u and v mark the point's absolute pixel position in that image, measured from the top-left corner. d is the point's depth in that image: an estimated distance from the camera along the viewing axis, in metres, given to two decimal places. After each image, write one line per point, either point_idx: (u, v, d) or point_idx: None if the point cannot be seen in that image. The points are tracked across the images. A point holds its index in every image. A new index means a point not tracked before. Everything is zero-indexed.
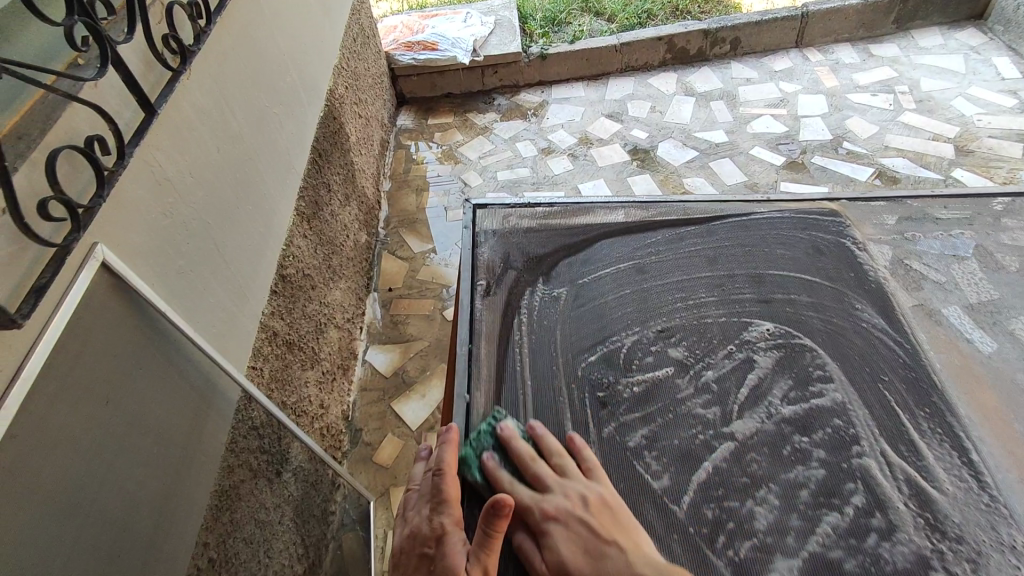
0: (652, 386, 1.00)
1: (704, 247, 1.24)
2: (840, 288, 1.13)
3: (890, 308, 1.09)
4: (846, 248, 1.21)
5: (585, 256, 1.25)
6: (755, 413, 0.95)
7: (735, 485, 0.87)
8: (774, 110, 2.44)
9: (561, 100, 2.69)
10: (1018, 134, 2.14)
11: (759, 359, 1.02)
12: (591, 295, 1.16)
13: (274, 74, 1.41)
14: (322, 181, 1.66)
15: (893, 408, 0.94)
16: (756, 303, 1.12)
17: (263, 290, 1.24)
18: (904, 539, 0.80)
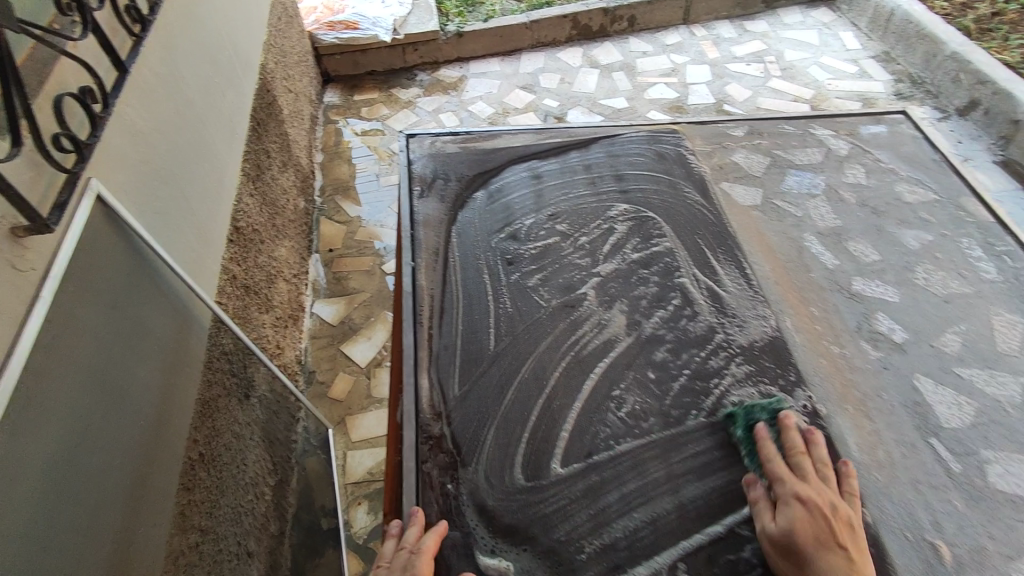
0: (544, 249, 1.35)
1: (581, 159, 1.58)
2: (674, 180, 1.52)
3: (706, 190, 1.51)
4: (683, 155, 1.60)
5: (494, 170, 1.57)
6: (613, 258, 1.32)
7: (601, 298, 1.24)
8: (667, 78, 2.77)
9: (478, 74, 2.91)
10: (858, 95, 2.58)
11: (618, 227, 1.39)
12: (503, 195, 1.49)
13: (214, 47, 1.55)
14: (261, 148, 1.81)
15: (704, 250, 1.34)
16: (617, 193, 1.48)
17: (221, 235, 1.40)
18: (699, 320, 1.19)
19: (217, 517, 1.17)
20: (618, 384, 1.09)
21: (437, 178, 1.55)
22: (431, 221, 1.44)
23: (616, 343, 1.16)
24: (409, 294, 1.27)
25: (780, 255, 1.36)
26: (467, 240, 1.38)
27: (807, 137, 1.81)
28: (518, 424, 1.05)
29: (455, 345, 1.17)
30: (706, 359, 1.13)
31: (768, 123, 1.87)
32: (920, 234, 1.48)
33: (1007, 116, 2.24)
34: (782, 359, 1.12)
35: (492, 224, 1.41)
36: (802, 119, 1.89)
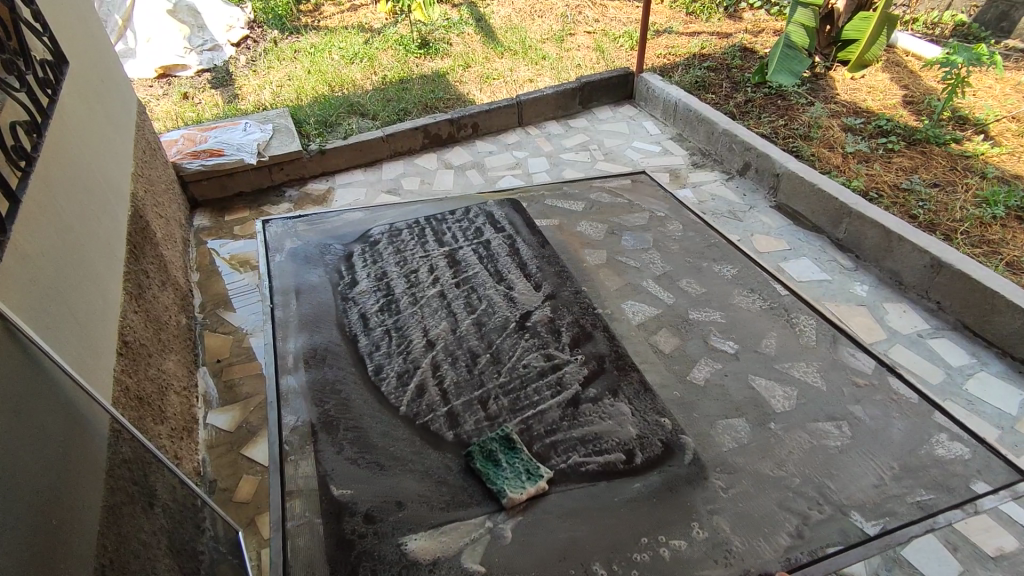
0: (380, 286, 1.66)
1: (411, 222, 1.94)
2: (483, 227, 1.91)
3: (508, 229, 1.90)
4: (490, 210, 2.01)
5: (339, 234, 1.88)
6: (433, 286, 1.65)
7: (425, 316, 1.56)
8: (512, 170, 3.22)
9: (344, 184, 3.17)
10: (665, 168, 3.19)
11: (437, 265, 1.73)
12: (347, 252, 1.81)
13: (87, 180, 1.66)
14: (140, 269, 1.87)
15: (508, 267, 1.73)
16: (439, 241, 1.84)
17: (111, 350, 1.45)
18: (499, 317, 1.55)
19: None
20: (439, 365, 1.42)
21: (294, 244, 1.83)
22: (293, 272, 1.72)
23: (436, 339, 1.49)
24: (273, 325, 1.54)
25: (580, 269, 1.77)
26: (318, 286, 1.67)
27: (626, 203, 2.26)
28: (369, 407, 1.34)
29: (317, 356, 1.45)
30: (505, 341, 1.48)
31: (593, 195, 2.31)
32: (726, 262, 1.92)
33: (771, 171, 2.90)
34: (563, 328, 1.52)
35: (340, 270, 1.73)
36: (618, 190, 2.35)
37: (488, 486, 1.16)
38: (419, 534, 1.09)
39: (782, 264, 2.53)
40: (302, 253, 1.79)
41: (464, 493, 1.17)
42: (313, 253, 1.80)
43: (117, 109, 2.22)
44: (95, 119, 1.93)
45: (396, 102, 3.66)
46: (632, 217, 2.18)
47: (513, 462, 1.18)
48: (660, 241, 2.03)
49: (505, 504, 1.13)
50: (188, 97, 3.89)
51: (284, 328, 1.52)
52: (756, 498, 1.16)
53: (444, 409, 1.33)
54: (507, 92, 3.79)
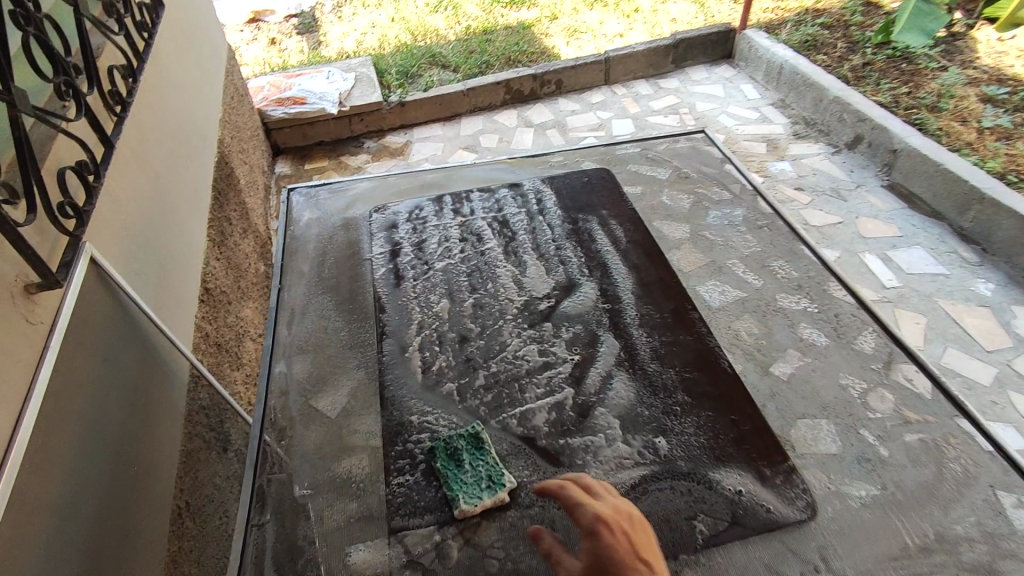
0: (388, 244, 1.46)
1: (448, 175, 1.70)
2: (523, 189, 1.61)
3: (553, 192, 1.59)
4: (539, 172, 1.69)
5: (365, 182, 1.69)
6: (442, 252, 1.43)
7: (424, 285, 1.34)
8: (595, 132, 3.06)
9: (422, 138, 3.12)
10: (762, 137, 2.94)
11: (452, 228, 1.49)
12: (372, 199, 1.63)
13: (177, 124, 1.68)
14: (223, 216, 1.91)
15: (537, 235, 1.46)
16: (470, 201, 1.57)
17: (194, 296, 1.49)
18: (507, 299, 1.30)
19: (203, 566, 1.20)
20: (427, 344, 1.22)
21: (309, 194, 1.66)
22: (309, 229, 1.54)
23: (430, 315, 1.28)
24: (277, 289, 1.38)
25: (638, 240, 1.44)
26: (326, 243, 1.50)
27: (719, 176, 2.08)
28: (352, 388, 1.17)
29: (313, 335, 1.28)
30: (513, 325, 1.25)
31: (684, 165, 2.13)
32: None
33: (887, 146, 2.60)
34: (587, 318, 1.26)
35: (350, 221, 1.55)
36: (712, 159, 2.16)
37: (443, 491, 0.98)
38: (364, 543, 0.95)
39: (889, 253, 2.29)
40: (320, 207, 1.61)
41: (421, 493, 0.99)
42: (331, 206, 1.61)
43: (208, 54, 2.24)
44: (186, 63, 1.94)
45: (479, 54, 3.54)
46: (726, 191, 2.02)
47: (476, 465, 1.00)
48: (757, 218, 1.85)
49: (455, 515, 0.96)
50: (275, 43, 3.92)
51: (290, 315, 1.32)
52: (733, 553, 0.93)
53: (422, 403, 1.12)
54: (594, 46, 3.57)
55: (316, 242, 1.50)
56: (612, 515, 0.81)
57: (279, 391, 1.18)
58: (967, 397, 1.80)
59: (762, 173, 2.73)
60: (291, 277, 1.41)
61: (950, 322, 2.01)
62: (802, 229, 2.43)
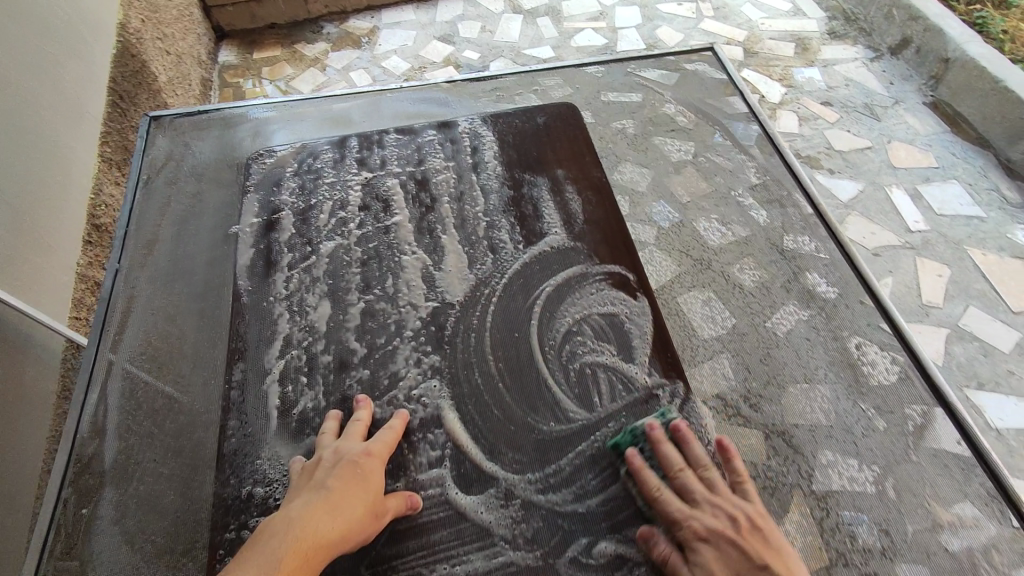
0: (264, 222, 1.21)
1: (362, 117, 1.42)
2: (457, 146, 1.34)
3: (489, 156, 1.32)
4: (476, 122, 1.39)
5: (259, 119, 1.41)
6: (334, 234, 1.19)
7: (306, 284, 1.12)
8: (595, 23, 2.59)
9: (392, 24, 2.66)
10: (791, 35, 2.48)
11: (352, 198, 1.25)
12: (261, 142, 1.36)
13: (40, 9, 1.32)
14: (130, 125, 1.59)
15: (465, 208, 1.23)
16: (383, 162, 1.31)
17: (73, 239, 1.24)
18: (404, 310, 1.09)
19: None
20: (292, 371, 1.02)
21: (179, 122, 1.41)
22: (168, 184, 1.29)
23: (304, 326, 1.07)
24: (111, 273, 1.16)
25: (591, 216, 1.22)
26: (194, 198, 1.26)
27: (731, 91, 1.73)
28: (182, 423, 0.97)
29: (149, 342, 1.06)
30: (411, 346, 1.05)
31: (692, 76, 1.77)
32: None
33: (939, 54, 2.19)
34: (513, 331, 1.07)
35: (236, 160, 1.32)
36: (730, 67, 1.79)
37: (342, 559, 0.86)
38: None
39: (920, 188, 1.97)
40: (190, 148, 1.35)
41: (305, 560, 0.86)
42: (204, 142, 1.36)
43: None
44: None
45: None
46: (737, 111, 1.68)
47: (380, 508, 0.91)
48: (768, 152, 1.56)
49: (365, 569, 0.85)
50: None
51: (122, 318, 1.09)
52: None
53: (275, 469, 0.92)
54: None
55: (175, 210, 1.24)
56: (722, 524, 0.83)
57: (93, 431, 0.97)
58: (985, 365, 1.58)
59: (786, 81, 2.32)
60: (138, 256, 1.18)
61: (978, 276, 1.75)
62: (824, 153, 2.09)
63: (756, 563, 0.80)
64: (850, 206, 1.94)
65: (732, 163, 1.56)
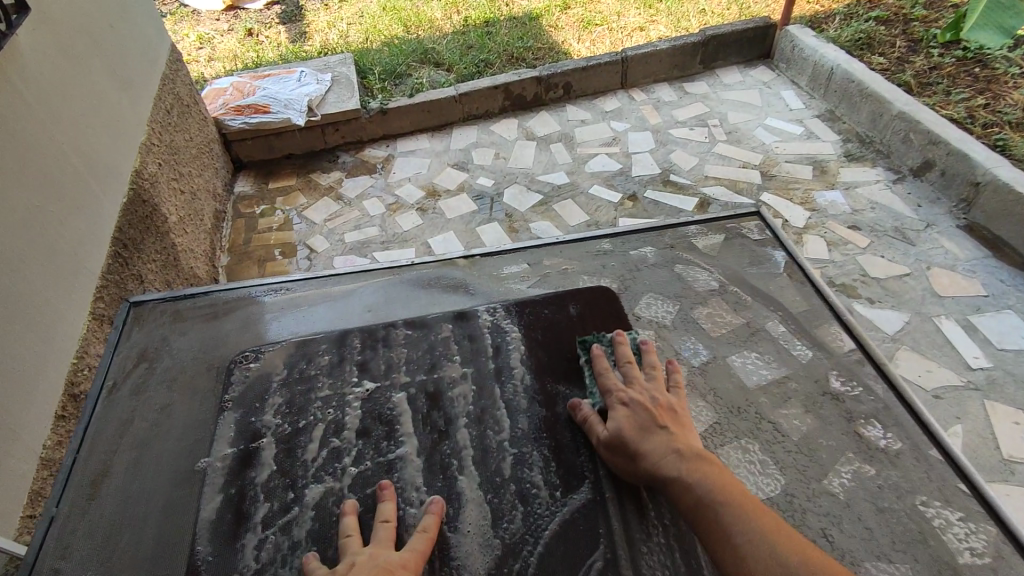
0: (244, 457, 1.03)
1: (365, 308, 1.33)
2: (478, 348, 1.19)
3: (516, 364, 1.17)
4: (497, 319, 1.24)
5: (251, 319, 1.30)
6: (325, 472, 1.00)
7: (282, 544, 0.92)
8: (608, 148, 2.60)
9: (406, 152, 2.68)
10: (808, 158, 2.46)
11: (348, 420, 1.07)
12: (253, 347, 1.22)
13: (47, 169, 1.27)
14: (130, 273, 1.52)
15: (486, 435, 1.05)
16: (390, 374, 1.14)
17: (46, 417, 1.11)
18: None
19: None
20: None
21: (166, 314, 1.34)
22: (133, 395, 1.17)
23: None
24: (44, 523, 0.97)
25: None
26: (160, 424, 1.11)
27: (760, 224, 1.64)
28: None
29: None
30: None
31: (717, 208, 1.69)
32: None
33: (966, 177, 2.12)
34: None
35: (218, 366, 1.21)
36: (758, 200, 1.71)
37: None
38: None
39: (972, 319, 1.82)
40: (168, 343, 1.27)
41: None
42: (184, 337, 1.28)
43: (133, 56, 1.82)
44: (86, 74, 1.52)
45: (476, 51, 3.08)
46: (767, 239, 1.56)
47: None
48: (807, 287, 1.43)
49: None
50: (252, 34, 3.43)
51: None
52: None
53: None
54: (611, 43, 3.10)
55: (138, 435, 1.09)
56: (644, 399, 1.02)
57: None
58: None
59: (809, 205, 2.25)
60: (82, 494, 1.01)
61: None
62: (860, 281, 1.96)
63: (660, 425, 0.97)
64: (898, 339, 1.79)
65: (761, 299, 1.40)
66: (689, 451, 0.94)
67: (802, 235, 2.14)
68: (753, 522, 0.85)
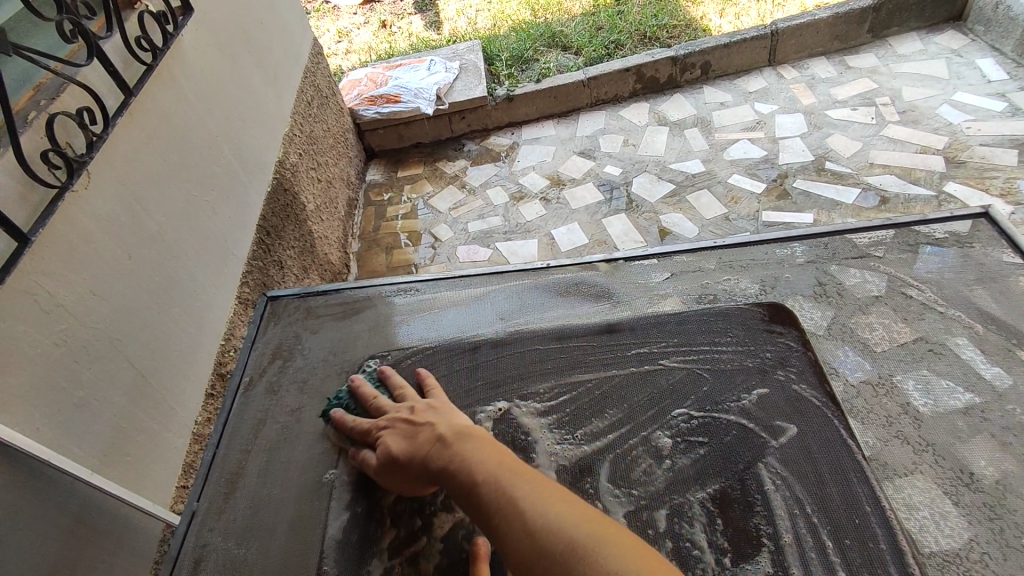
0: (374, 470, 1.00)
1: (496, 312, 1.24)
2: (624, 370, 1.09)
3: (671, 392, 1.04)
4: (640, 339, 1.13)
5: (381, 319, 1.27)
6: (458, 497, 0.95)
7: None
8: (751, 133, 2.35)
9: (531, 140, 2.62)
10: (1009, 141, 2.04)
11: None
12: (377, 349, 1.21)
13: (204, 162, 1.36)
14: (271, 260, 1.60)
15: (633, 471, 0.94)
16: (517, 393, 1.07)
17: (197, 395, 1.19)
18: None
19: None
20: None
21: (297, 305, 1.34)
22: (267, 394, 1.16)
23: None
24: (187, 517, 1.00)
25: (834, 510, 0.87)
26: (287, 421, 1.11)
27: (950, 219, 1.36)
28: None
29: None
30: None
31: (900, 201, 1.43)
32: None
33: None
34: None
35: (347, 370, 1.18)
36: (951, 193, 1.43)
37: None
38: None
39: None
40: (301, 342, 1.25)
41: None
42: (319, 337, 1.25)
43: (279, 52, 1.92)
44: (238, 70, 1.61)
45: (608, 31, 2.93)
46: (966, 236, 1.28)
47: None
48: (1021, 296, 1.15)
49: None
50: (387, 25, 3.54)
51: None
52: None
53: None
54: (758, 15, 2.81)
55: (268, 428, 1.11)
56: (400, 411, 0.95)
57: None
58: None
59: (1009, 198, 1.87)
60: (219, 493, 1.02)
61: None
62: None
63: (420, 425, 0.90)
64: None
65: (957, 308, 1.15)
66: (451, 434, 0.87)
67: None
68: (534, 487, 0.78)
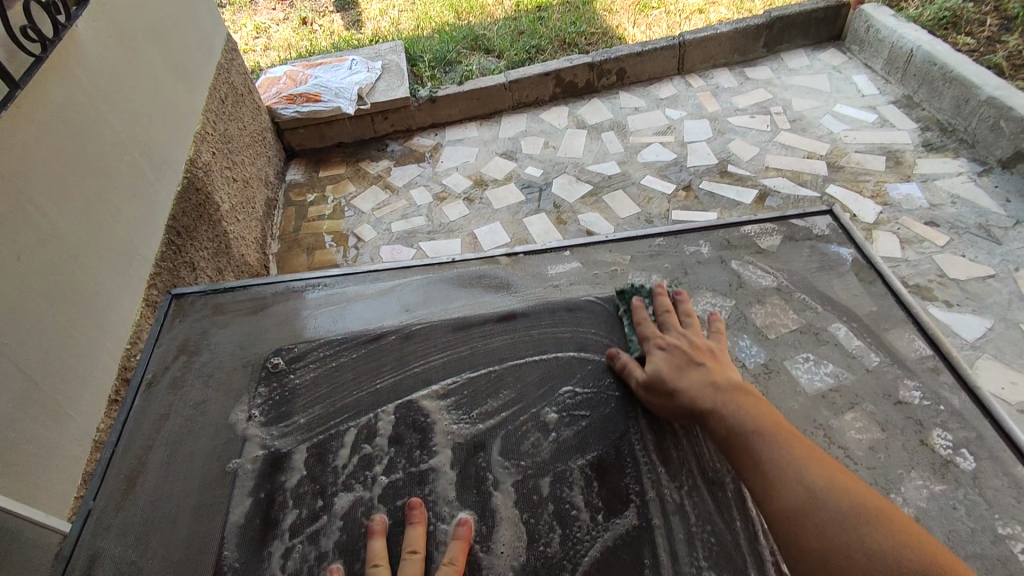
0: (275, 459, 1.01)
1: (407, 304, 1.27)
2: (525, 355, 1.14)
3: (565, 370, 1.11)
4: (544, 327, 1.19)
5: (292, 314, 1.26)
6: (357, 478, 0.97)
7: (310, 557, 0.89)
8: (662, 137, 2.49)
9: (454, 141, 2.66)
10: (880, 148, 2.28)
11: (381, 423, 1.04)
12: (287, 343, 1.20)
13: (105, 157, 1.31)
14: (182, 261, 1.55)
15: (525, 444, 1.01)
16: (421, 379, 1.11)
17: (96, 399, 1.15)
18: None
19: None
20: None
21: (204, 303, 1.31)
22: (170, 389, 1.14)
23: None
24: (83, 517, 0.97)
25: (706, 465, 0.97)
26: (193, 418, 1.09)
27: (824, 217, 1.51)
28: None
29: None
30: None
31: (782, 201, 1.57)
32: None
33: None
34: None
35: (254, 364, 1.17)
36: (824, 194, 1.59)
37: None
38: None
39: None
40: (208, 338, 1.23)
41: None
42: (227, 332, 1.24)
43: (189, 48, 1.86)
44: (143, 63, 1.55)
45: (528, 36, 3.01)
46: (835, 232, 1.43)
47: None
48: (879, 284, 1.30)
49: None
50: (307, 23, 3.47)
51: None
52: None
53: None
54: (668, 27, 2.97)
55: (169, 426, 1.08)
56: (682, 342, 1.06)
57: None
58: None
59: (880, 199, 2.09)
60: (121, 490, 1.00)
61: None
62: (936, 282, 1.81)
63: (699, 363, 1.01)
64: (979, 347, 1.64)
65: (826, 295, 1.29)
66: (725, 384, 0.98)
67: (873, 232, 1.98)
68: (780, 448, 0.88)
